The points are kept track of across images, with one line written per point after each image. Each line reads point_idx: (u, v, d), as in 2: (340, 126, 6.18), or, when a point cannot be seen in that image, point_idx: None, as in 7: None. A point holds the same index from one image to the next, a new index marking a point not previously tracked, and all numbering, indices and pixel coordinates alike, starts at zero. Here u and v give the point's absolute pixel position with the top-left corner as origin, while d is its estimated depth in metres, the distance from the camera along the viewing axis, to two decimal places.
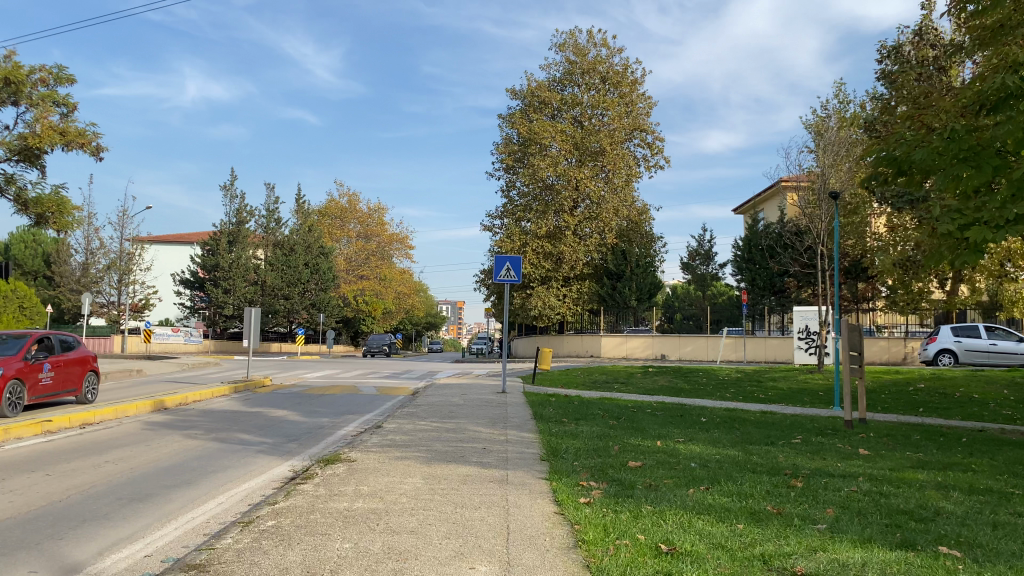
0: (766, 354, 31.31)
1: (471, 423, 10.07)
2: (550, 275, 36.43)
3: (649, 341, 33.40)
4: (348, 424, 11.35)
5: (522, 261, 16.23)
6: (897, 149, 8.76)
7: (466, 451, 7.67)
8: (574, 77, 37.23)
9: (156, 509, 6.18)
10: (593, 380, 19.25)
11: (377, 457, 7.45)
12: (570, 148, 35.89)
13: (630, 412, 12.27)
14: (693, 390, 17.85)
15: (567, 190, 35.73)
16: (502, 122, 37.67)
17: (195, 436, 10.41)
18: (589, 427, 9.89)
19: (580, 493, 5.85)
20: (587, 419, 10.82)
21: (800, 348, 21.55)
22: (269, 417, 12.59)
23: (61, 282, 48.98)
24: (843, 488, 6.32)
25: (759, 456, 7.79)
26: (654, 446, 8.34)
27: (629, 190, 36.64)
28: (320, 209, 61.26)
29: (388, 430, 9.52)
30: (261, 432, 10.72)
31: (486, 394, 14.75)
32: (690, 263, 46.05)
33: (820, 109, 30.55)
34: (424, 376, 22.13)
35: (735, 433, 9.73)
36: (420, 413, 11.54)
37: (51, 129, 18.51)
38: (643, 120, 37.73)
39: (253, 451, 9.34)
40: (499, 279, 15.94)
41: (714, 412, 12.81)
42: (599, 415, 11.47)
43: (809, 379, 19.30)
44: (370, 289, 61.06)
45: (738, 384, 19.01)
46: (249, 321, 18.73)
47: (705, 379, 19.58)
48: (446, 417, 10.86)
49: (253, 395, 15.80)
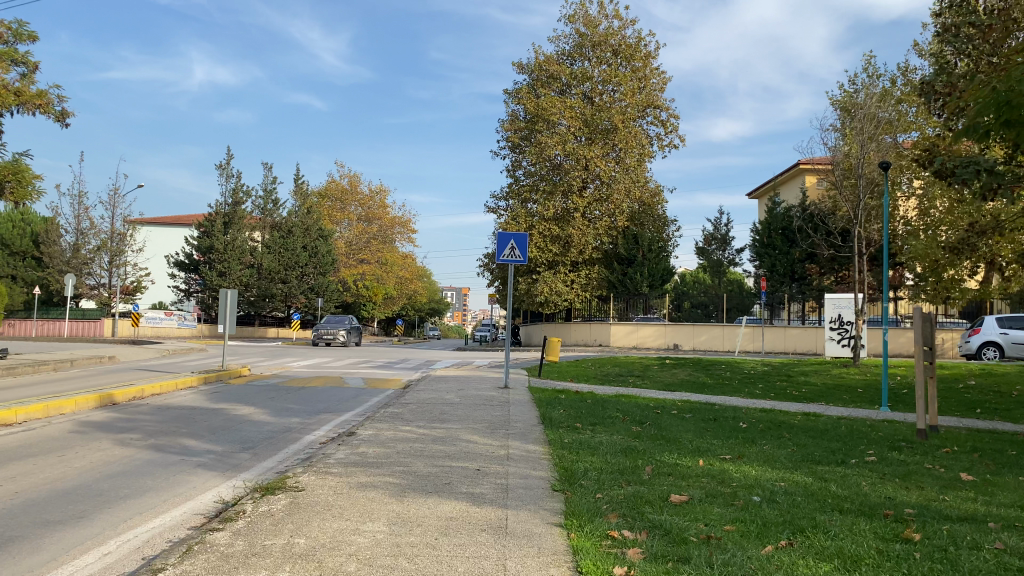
0: (784, 345, 29.74)
1: (466, 431, 8.21)
2: (558, 259, 34.59)
3: (661, 330, 31.62)
4: (321, 428, 9.53)
5: (529, 239, 14.26)
6: (1013, 89, 7.38)
7: (452, 477, 5.81)
8: (585, 51, 35.25)
9: (6, 566, 4.32)
10: (605, 372, 17.45)
11: (335, 484, 5.58)
12: (580, 125, 33.95)
13: (653, 414, 10.41)
14: (717, 385, 16.06)
15: (576, 170, 33.77)
16: (508, 98, 35.78)
17: (131, 441, 8.54)
18: (612, 438, 8.09)
19: (619, 555, 4.02)
20: (606, 425, 9.00)
21: (832, 340, 19.64)
22: (230, 416, 10.75)
23: (51, 263, 46.92)
24: (983, 545, 4.46)
25: (837, 485, 5.97)
26: (697, 467, 6.54)
27: (642, 171, 34.59)
28: (319, 191, 59.38)
29: (361, 442, 7.66)
30: (212, 438, 8.84)
31: (487, 390, 12.87)
32: (705, 248, 43.88)
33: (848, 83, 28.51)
34: (420, 366, 20.30)
35: (793, 448, 7.89)
36: (407, 415, 9.70)
37: (6, 90, 16.61)
38: (657, 96, 35.78)
39: (192, 465, 7.47)
40: (503, 259, 14.01)
41: (752, 416, 10.97)
42: (619, 419, 9.64)
43: (844, 374, 17.45)
44: (371, 274, 59.14)
45: (766, 378, 17.23)
46: (225, 304, 16.95)
47: (731, 374, 17.62)
48: (436, 421, 9.03)
49: (224, 388, 13.95)
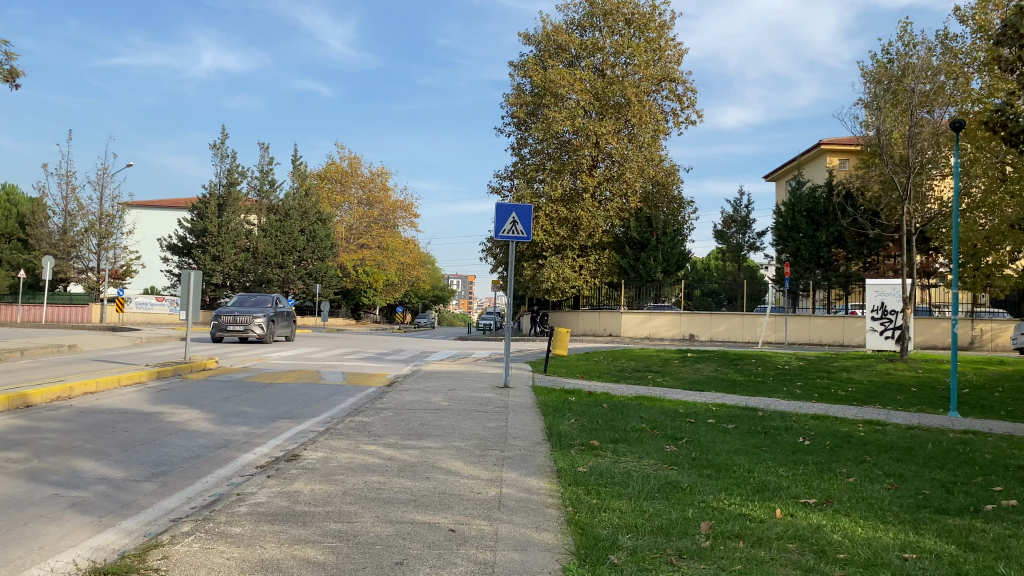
0: (809, 336, 27.69)
1: (449, 455, 6.15)
2: (565, 243, 32.35)
3: (676, 319, 29.69)
4: (267, 444, 7.43)
5: (534, 211, 12.06)
6: None
7: (410, 550, 3.76)
8: (595, 20, 33.02)
9: None
10: (620, 368, 15.34)
11: (220, 566, 3.52)
12: (590, 100, 31.75)
13: (687, 424, 8.40)
14: (750, 384, 13.97)
15: (586, 147, 31.64)
16: (513, 70, 33.60)
17: (6, 463, 6.43)
18: (642, 466, 6.03)
19: None
20: (632, 445, 6.95)
21: (874, 331, 17.55)
22: (163, 423, 8.68)
23: (37, 245, 44.89)
24: None
25: (1004, 565, 3.85)
26: (774, 526, 4.47)
27: (656, 149, 32.39)
28: (319, 173, 57.23)
29: (303, 475, 5.56)
30: (121, 458, 6.74)
31: (484, 390, 10.80)
32: (723, 232, 41.64)
33: (884, 52, 26.23)
34: (413, 359, 18.20)
35: (899, 485, 5.74)
36: (378, 427, 7.61)
37: None
38: (673, 69, 33.48)
39: (66, 504, 5.37)
40: (502, 235, 11.84)
41: (812, 428, 8.87)
42: (646, 433, 7.59)
43: (893, 371, 15.31)
44: (371, 259, 57.03)
45: (804, 375, 15.13)
46: (188, 288, 14.91)
47: (763, 370, 15.50)
48: (412, 438, 6.97)
49: (176, 387, 11.86)
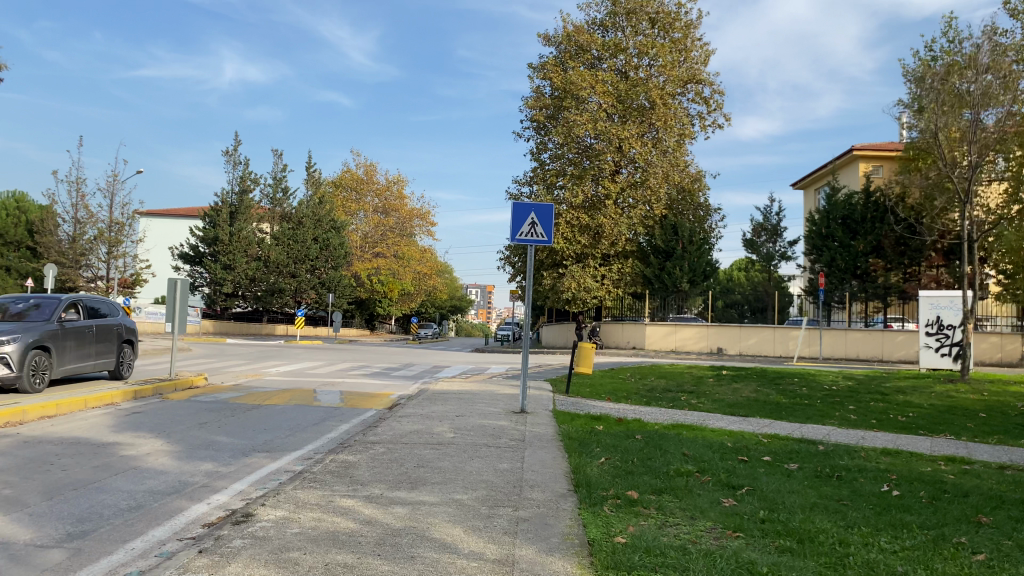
0: (846, 350, 26.15)
1: (445, 518, 4.75)
2: (586, 252, 30.87)
3: (703, 331, 28.24)
4: (226, 492, 6.03)
5: (555, 212, 10.62)
6: None
7: None
8: (618, 20, 31.63)
9: None
10: (650, 387, 13.86)
11: None
12: (612, 103, 30.37)
13: (742, 467, 6.96)
14: (797, 407, 12.47)
15: (608, 151, 30.20)
16: (533, 72, 32.25)
17: None
18: (701, 538, 4.57)
19: None
20: (681, 499, 5.52)
21: (928, 347, 15.94)
22: (115, 458, 7.29)
23: (46, 253, 44.00)
24: None
25: None
26: None
27: (681, 153, 30.92)
28: (335, 180, 56.22)
29: (247, 549, 4.15)
30: (37, 512, 5.33)
31: (497, 417, 9.37)
32: (753, 240, 40.08)
33: (927, 48, 24.56)
34: (423, 375, 16.77)
35: None
36: (364, 470, 6.19)
37: None
38: (699, 70, 31.97)
39: None
40: (519, 238, 10.44)
41: (890, 469, 7.35)
42: (695, 480, 6.16)
43: (956, 393, 13.69)
44: (386, 268, 55.51)
45: (855, 397, 13.58)
46: (174, 297, 13.57)
47: (809, 392, 13.90)
48: (403, 488, 5.57)
49: (150, 410, 10.50)
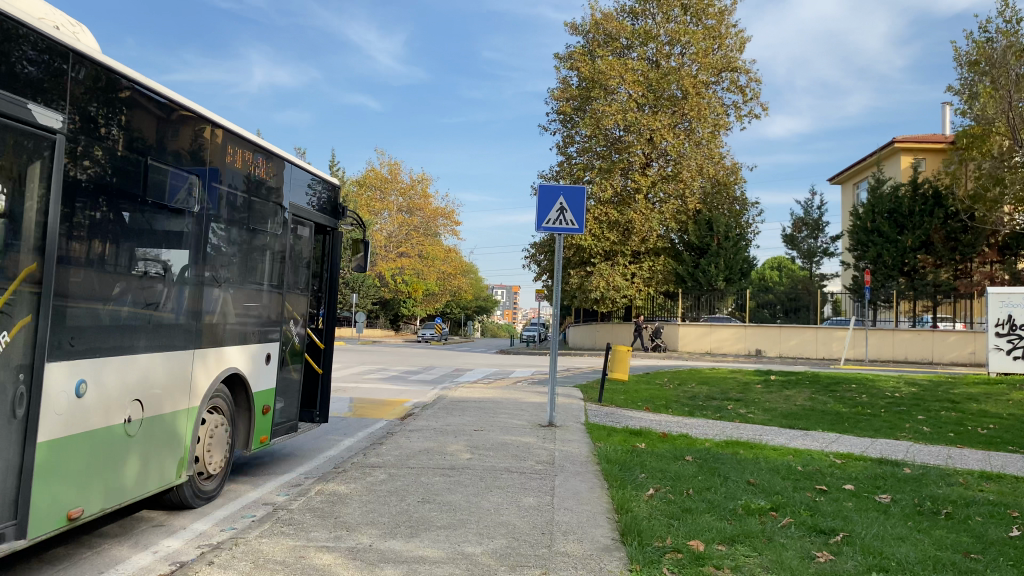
0: (894, 352, 24.70)
1: None
2: (615, 249, 29.45)
3: (740, 332, 26.77)
4: (181, 535, 4.80)
5: (586, 196, 9.29)
6: None
7: None
8: (649, 6, 30.21)
9: None
10: (691, 394, 12.53)
11: None
12: (643, 93, 29.00)
13: (826, 502, 5.63)
14: (860, 417, 11.07)
15: (639, 143, 28.72)
16: (560, 62, 30.91)
17: None
18: None
19: None
20: (762, 553, 4.24)
21: (998, 350, 14.42)
22: None
23: None
24: None
25: None
26: None
27: (717, 145, 29.43)
28: (359, 179, 55.06)
29: None
30: None
31: (523, 432, 8.09)
32: (793, 236, 38.38)
33: (983, 29, 22.88)
34: (442, 380, 15.47)
35: None
36: (355, 507, 4.94)
37: None
38: (734, 58, 30.39)
39: None
40: (545, 227, 9.16)
41: (1006, 503, 5.94)
42: (773, 524, 4.85)
43: None
44: (410, 267, 54.29)
45: (923, 405, 12.13)
46: None
47: (870, 400, 12.44)
48: (399, 535, 4.33)
49: None
